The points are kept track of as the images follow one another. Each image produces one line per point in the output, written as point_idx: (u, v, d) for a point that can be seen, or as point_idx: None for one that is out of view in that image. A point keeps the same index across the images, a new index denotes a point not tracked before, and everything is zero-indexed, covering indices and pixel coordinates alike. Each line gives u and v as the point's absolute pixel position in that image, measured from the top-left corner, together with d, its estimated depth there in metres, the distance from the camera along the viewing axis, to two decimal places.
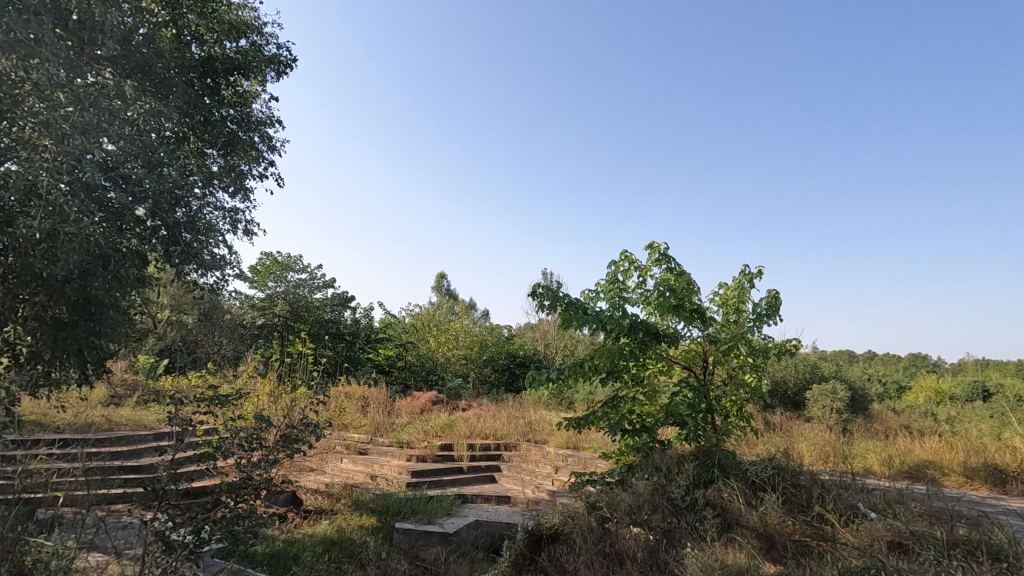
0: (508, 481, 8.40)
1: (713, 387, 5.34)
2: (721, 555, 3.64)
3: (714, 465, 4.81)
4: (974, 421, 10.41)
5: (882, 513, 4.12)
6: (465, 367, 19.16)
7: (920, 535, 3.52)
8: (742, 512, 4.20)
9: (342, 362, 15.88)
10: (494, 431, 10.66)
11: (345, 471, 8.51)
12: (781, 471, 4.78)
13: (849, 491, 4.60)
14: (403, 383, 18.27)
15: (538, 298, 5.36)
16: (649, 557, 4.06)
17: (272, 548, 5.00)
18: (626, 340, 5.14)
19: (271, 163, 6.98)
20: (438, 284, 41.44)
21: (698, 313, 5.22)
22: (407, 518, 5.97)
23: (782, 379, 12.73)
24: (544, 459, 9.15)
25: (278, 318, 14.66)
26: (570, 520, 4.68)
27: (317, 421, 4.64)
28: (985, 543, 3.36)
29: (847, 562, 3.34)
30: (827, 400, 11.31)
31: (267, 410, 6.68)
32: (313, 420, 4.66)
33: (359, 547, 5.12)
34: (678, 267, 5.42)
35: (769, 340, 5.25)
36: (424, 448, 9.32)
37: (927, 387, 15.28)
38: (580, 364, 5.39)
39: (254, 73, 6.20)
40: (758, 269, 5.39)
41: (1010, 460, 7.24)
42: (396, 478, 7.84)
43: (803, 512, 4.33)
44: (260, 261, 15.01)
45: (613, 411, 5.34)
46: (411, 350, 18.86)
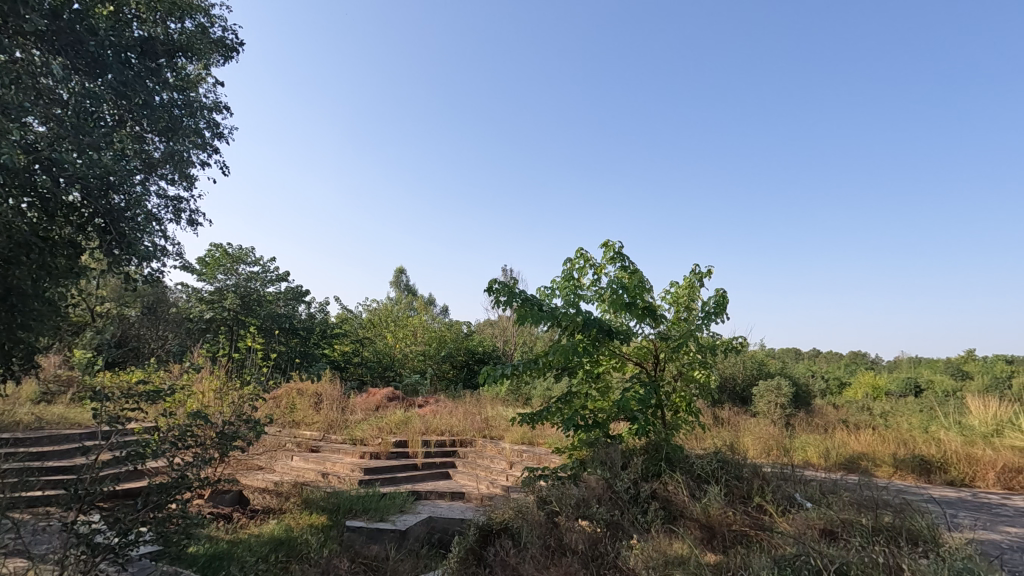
0: (463, 477, 8.39)
1: (663, 383, 5.48)
2: (663, 546, 3.74)
3: (661, 459, 4.94)
4: (905, 414, 11.09)
5: (816, 503, 4.33)
6: (423, 363, 19.07)
7: (849, 522, 3.72)
8: (686, 504, 4.34)
9: (296, 357, 15.48)
10: (451, 427, 10.62)
11: (295, 469, 8.32)
12: (725, 464, 4.95)
13: (788, 483, 4.82)
14: (360, 380, 17.97)
15: (493, 293, 5.37)
16: (590, 549, 4.07)
17: (213, 549, 4.83)
18: (579, 337, 5.20)
19: (217, 150, 6.73)
20: (397, 279, 40.90)
21: (649, 311, 5.33)
22: (358, 515, 5.89)
23: (731, 376, 13.19)
24: (499, 454, 9.20)
25: (229, 312, 14.09)
26: (520, 514, 4.69)
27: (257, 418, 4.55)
28: (906, 528, 3.59)
29: (781, 550, 3.48)
30: (772, 396, 11.80)
31: (213, 407, 6.46)
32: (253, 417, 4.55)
33: (305, 546, 5.02)
34: (632, 266, 5.52)
35: (716, 337, 5.44)
36: (378, 446, 9.20)
37: (865, 383, 16.10)
38: (535, 360, 5.42)
39: (199, 56, 5.93)
40: (708, 269, 5.57)
41: (934, 452, 7.74)
42: (348, 476, 7.70)
43: (743, 503, 4.50)
44: (209, 252, 14.49)
45: (567, 407, 5.42)
46: (368, 346, 18.56)
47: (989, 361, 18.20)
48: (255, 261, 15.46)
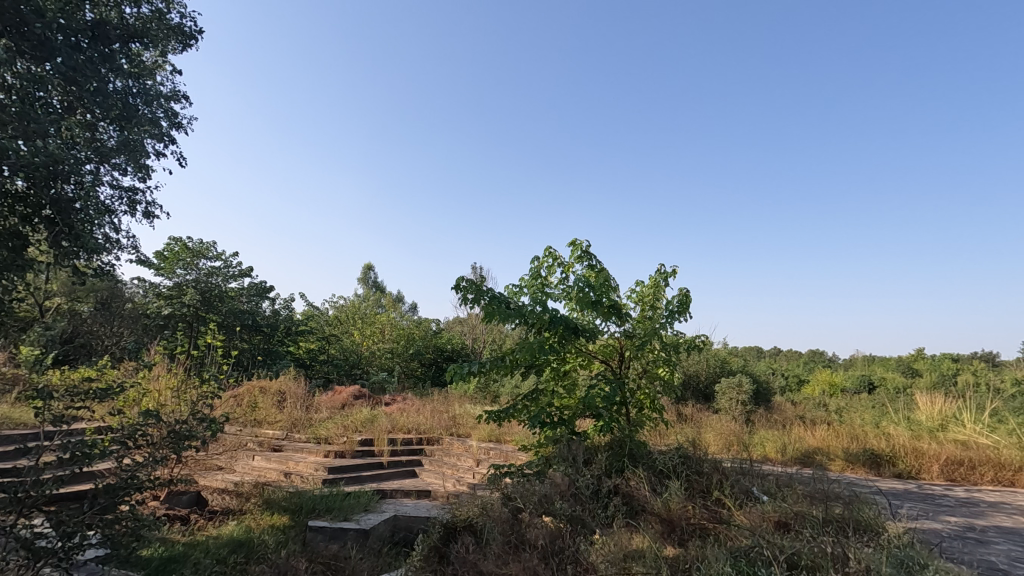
0: (429, 475, 8.36)
1: (628, 380, 5.56)
2: (625, 541, 3.79)
3: (625, 455, 5.03)
4: (858, 410, 11.57)
5: (772, 496, 4.48)
6: (391, 361, 18.91)
7: (801, 514, 3.85)
8: (647, 499, 4.43)
9: (259, 355, 15.09)
10: (418, 425, 10.55)
11: (256, 469, 8.13)
12: (686, 460, 5.06)
13: (746, 477, 4.97)
14: (326, 377, 17.30)
15: (461, 291, 5.36)
16: (550, 544, 4.08)
17: (169, 552, 4.70)
18: (546, 335, 5.23)
19: (172, 140, 6.55)
20: (364, 275, 40.31)
21: (615, 310, 5.40)
22: (321, 515, 5.79)
23: (695, 373, 13.51)
24: (466, 452, 9.19)
25: (188, 308, 13.63)
26: (484, 512, 4.68)
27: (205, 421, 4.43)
28: (854, 519, 3.74)
29: (737, 541, 3.57)
30: (733, 393, 12.12)
31: (170, 405, 6.26)
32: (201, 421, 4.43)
33: (264, 547, 4.90)
34: (599, 265, 5.58)
35: (680, 335, 5.55)
36: (343, 444, 9.06)
37: (822, 380, 16.68)
38: (502, 358, 5.43)
39: (155, 42, 5.73)
40: (673, 269, 5.67)
41: (884, 446, 8.10)
42: (312, 475, 7.57)
43: (703, 497, 4.61)
44: (168, 246, 14.02)
45: (533, 404, 5.46)
46: (335, 343, 18.20)
47: (936, 359, 19.11)
48: (216, 256, 15.04)
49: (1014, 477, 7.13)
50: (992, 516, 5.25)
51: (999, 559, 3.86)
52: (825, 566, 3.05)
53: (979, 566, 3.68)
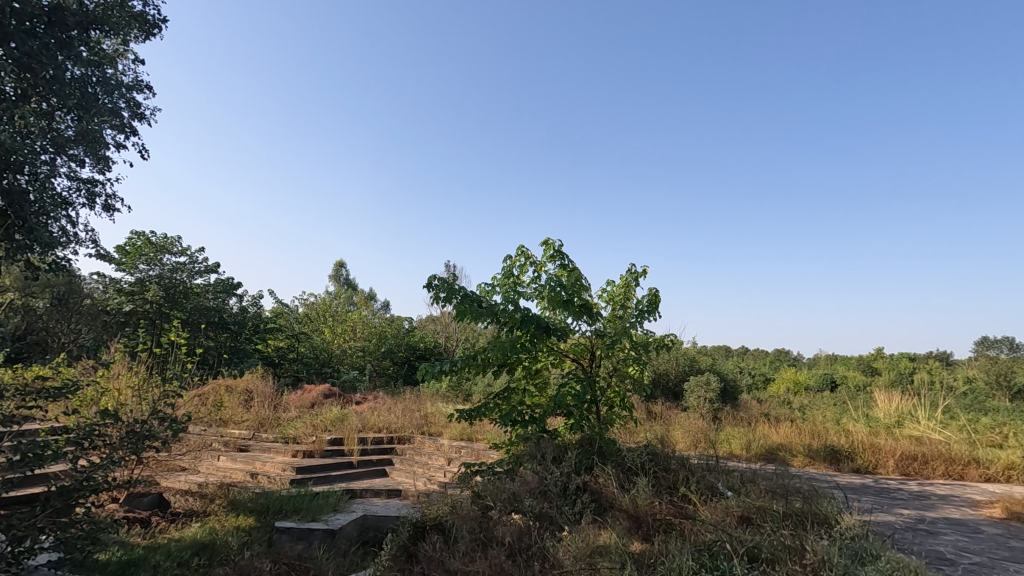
0: (400, 474, 8.30)
1: (599, 379, 5.62)
2: (592, 538, 3.83)
3: (594, 452, 5.08)
4: (820, 408, 11.95)
5: (735, 492, 4.60)
6: (362, 359, 18.75)
7: (763, 508, 3.96)
8: (615, 496, 4.50)
9: (225, 353, 14.72)
10: (389, 424, 10.47)
11: (221, 470, 7.95)
12: (654, 456, 5.15)
13: (712, 473, 5.08)
14: (295, 376, 16.98)
15: (433, 290, 5.33)
16: (517, 541, 4.09)
17: (128, 555, 4.56)
18: (517, 333, 5.25)
19: (133, 131, 6.35)
20: (336, 272, 39.71)
21: (586, 309, 5.45)
22: (288, 516, 5.70)
23: (664, 372, 13.74)
24: (437, 451, 9.16)
25: (151, 304, 13.24)
26: (453, 510, 4.68)
27: (164, 422, 4.33)
28: (812, 512, 3.87)
29: (702, 536, 3.65)
30: (701, 391, 12.35)
31: (130, 404, 6.07)
32: (160, 422, 4.33)
33: (228, 549, 4.80)
34: (571, 264, 5.62)
35: (649, 334, 5.63)
36: (311, 443, 8.92)
37: (787, 379, 17.13)
38: (473, 357, 5.43)
39: (115, 29, 5.55)
40: (643, 269, 5.75)
41: (843, 442, 8.39)
42: (279, 475, 7.44)
43: (670, 493, 4.70)
44: (129, 241, 13.58)
45: (504, 403, 5.48)
46: (304, 341, 17.88)
47: (894, 358, 19.85)
48: (181, 251, 14.65)
49: (963, 471, 7.58)
50: (942, 508, 5.50)
51: (947, 549, 4.05)
52: (784, 558, 3.15)
53: (928, 556, 3.85)
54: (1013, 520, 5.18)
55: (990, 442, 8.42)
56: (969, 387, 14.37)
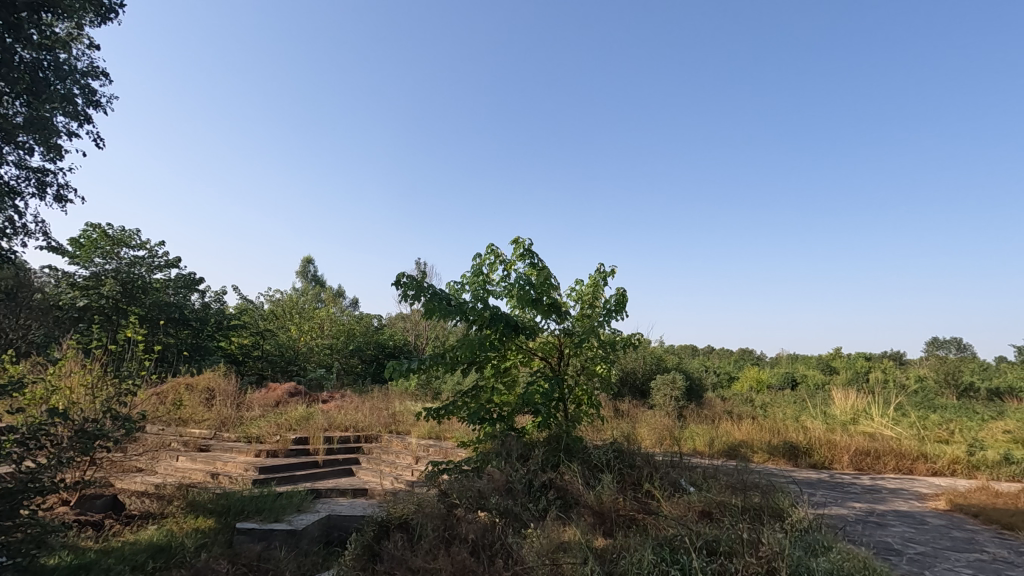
0: (367, 473, 8.21)
1: (567, 377, 5.66)
2: (556, 534, 3.87)
3: (561, 450, 5.12)
4: (781, 405, 12.33)
5: (698, 487, 4.71)
6: (329, 357, 18.49)
7: (722, 503, 4.07)
8: (580, 492, 4.55)
9: (186, 350, 14.27)
10: (356, 423, 10.35)
11: (180, 470, 7.73)
12: (620, 453, 5.23)
13: (675, 469, 5.20)
14: (259, 374, 16.58)
15: (401, 287, 5.28)
16: (481, 538, 4.10)
17: (80, 559, 4.40)
18: (486, 331, 5.25)
19: (85, 116, 6.14)
20: (303, 268, 38.91)
21: (555, 308, 5.49)
22: (250, 517, 5.57)
23: (632, 370, 13.95)
24: (405, 450, 9.09)
25: (107, 299, 12.77)
26: (418, 508, 4.65)
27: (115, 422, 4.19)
28: (769, 506, 4.01)
29: (664, 530, 3.73)
30: (667, 389, 12.59)
31: (82, 403, 5.85)
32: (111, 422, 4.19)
33: (186, 551, 4.67)
34: (541, 264, 5.65)
35: (617, 333, 5.69)
36: (275, 443, 8.73)
37: (751, 377, 17.58)
38: (442, 355, 5.41)
39: (69, 13, 5.34)
40: (612, 269, 5.82)
41: (801, 438, 8.68)
42: (242, 475, 7.27)
43: (634, 489, 4.79)
44: (84, 233, 13.05)
45: (472, 401, 5.48)
46: (270, 338, 17.47)
47: (851, 357, 20.59)
48: (140, 244, 14.16)
49: (912, 465, 7.93)
50: (891, 501, 5.75)
51: (894, 540, 4.24)
52: (741, 551, 3.24)
53: (877, 546, 4.02)
54: (956, 511, 5.46)
55: (937, 437, 8.83)
56: (919, 386, 15.05)
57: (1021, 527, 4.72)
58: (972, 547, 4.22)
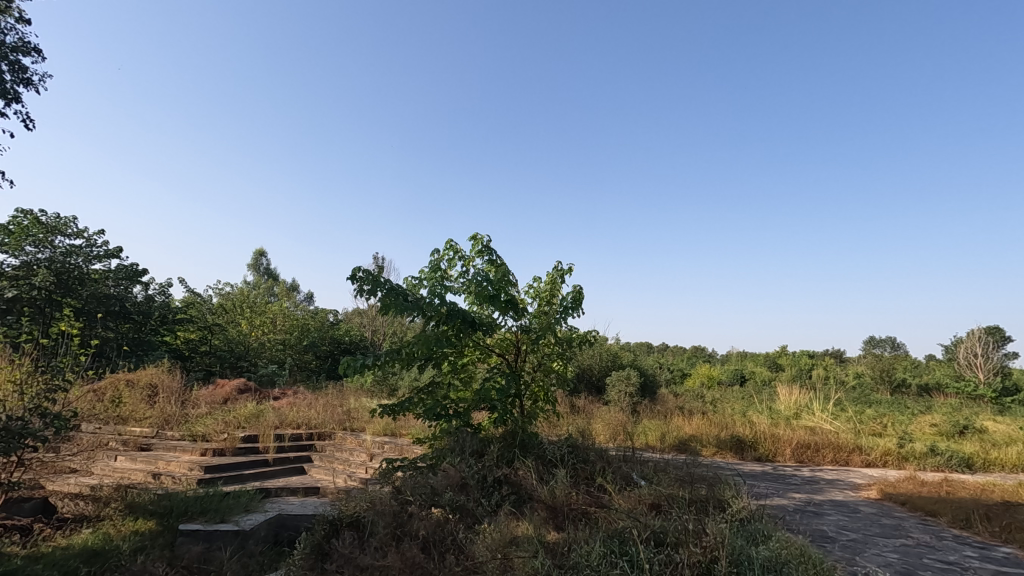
0: (319, 471, 8.03)
1: (524, 373, 5.68)
2: (509, 529, 3.89)
3: (516, 445, 5.14)
4: (729, 401, 12.80)
5: (648, 480, 4.84)
6: (282, 353, 18.08)
7: (671, 496, 4.19)
8: (534, 487, 4.61)
9: (127, 345, 13.54)
10: (309, 420, 10.09)
11: (119, 471, 7.38)
12: (574, 449, 5.31)
13: (627, 463, 5.32)
14: (207, 370, 15.93)
15: (356, 282, 5.18)
16: (433, 534, 4.08)
17: (5, 566, 4.13)
18: (443, 327, 5.22)
19: (13, 94, 5.79)
20: (256, 261, 37.66)
21: (512, 304, 5.50)
22: (194, 518, 5.37)
23: (589, 366, 14.17)
24: (359, 447, 8.95)
25: (39, 290, 11.90)
26: (370, 506, 4.59)
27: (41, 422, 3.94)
28: (713, 498, 4.16)
29: (614, 523, 3.80)
30: (622, 385, 12.88)
31: (8, 399, 5.51)
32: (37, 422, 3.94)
33: (123, 556, 4.46)
34: (499, 260, 5.66)
35: (573, 330, 5.75)
36: (222, 441, 8.42)
37: (702, 373, 18.20)
38: (398, 351, 5.34)
39: None
40: (569, 266, 5.88)
41: (748, 432, 9.04)
42: (186, 475, 6.98)
43: (587, 484, 4.87)
44: (13, 219, 12.21)
45: (428, 398, 5.43)
46: (218, 333, 16.77)
47: (796, 355, 21.59)
48: (77, 233, 13.38)
49: (848, 457, 8.38)
50: (828, 491, 6.07)
51: (829, 528, 4.47)
52: (686, 541, 3.34)
53: (813, 534, 4.23)
54: (885, 500, 5.80)
55: (872, 431, 9.36)
56: (857, 383, 15.91)
57: (942, 513, 5.08)
58: (898, 533, 4.50)
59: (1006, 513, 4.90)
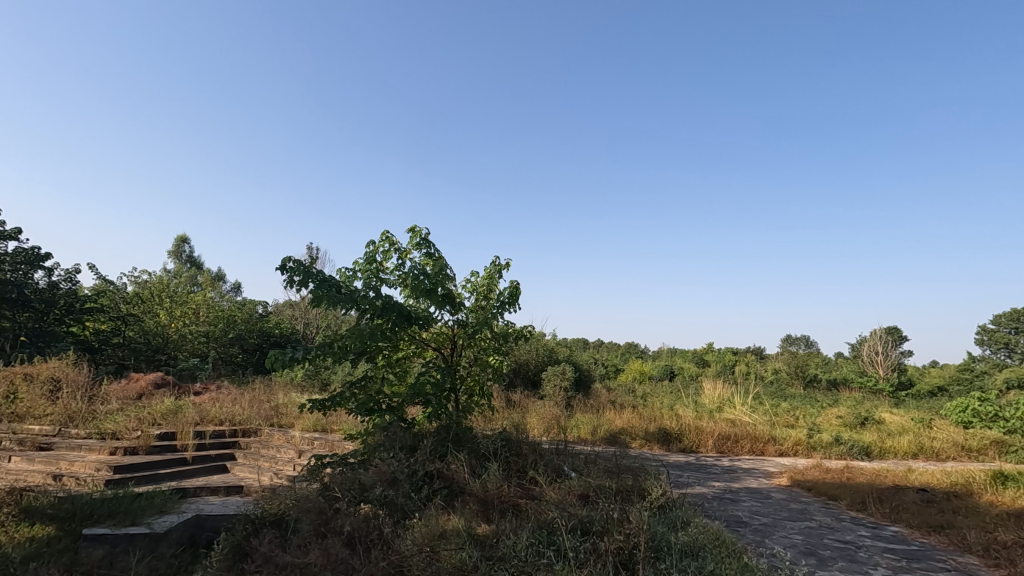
0: (243, 469, 7.68)
1: (459, 368, 5.67)
2: (440, 523, 3.87)
3: (449, 440, 5.12)
4: (658, 395, 13.35)
5: (578, 472, 4.98)
6: (205, 346, 17.19)
7: (599, 486, 4.32)
8: (466, 481, 4.62)
9: (25, 336, 12.36)
10: (232, 416, 9.59)
11: (13, 473, 6.73)
12: (507, 442, 5.37)
13: (558, 456, 5.44)
14: (119, 363, 14.77)
15: (287, 273, 4.97)
16: (361, 531, 4.00)
17: None
18: (378, 321, 5.09)
19: None
20: (177, 248, 35.33)
21: (449, 299, 5.45)
22: (100, 521, 4.99)
23: (526, 361, 14.34)
24: (288, 443, 8.64)
25: None
26: (296, 504, 4.44)
27: None
28: (638, 488, 4.33)
29: (544, 514, 3.87)
30: (557, 379, 13.12)
31: None
32: None
33: (12, 566, 4.06)
34: (437, 253, 5.62)
35: (510, 325, 5.78)
36: (135, 439, 7.87)
37: (634, 368, 18.87)
38: (330, 344, 5.17)
39: None
40: (507, 262, 5.90)
41: (674, 424, 9.45)
42: (92, 476, 6.48)
43: (519, 476, 4.94)
44: None
45: (361, 392, 5.30)
46: (132, 324, 15.56)
47: (721, 351, 22.80)
48: None
49: (763, 447, 8.98)
50: (744, 479, 6.46)
51: (744, 513, 4.76)
52: (611, 530, 3.46)
53: (728, 519, 4.50)
54: (794, 486, 6.25)
55: (785, 422, 10.05)
56: (774, 377, 17.01)
57: (842, 497, 5.54)
58: (804, 516, 4.87)
59: (895, 495, 5.42)
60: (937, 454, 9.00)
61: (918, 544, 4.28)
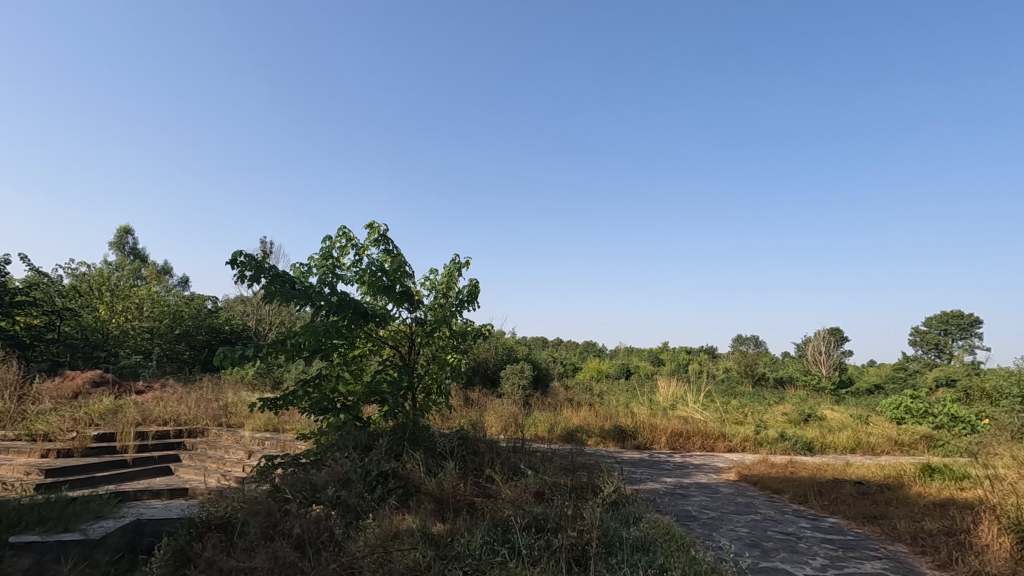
0: (188, 471, 7.39)
1: (417, 366, 5.63)
2: (394, 522, 3.82)
3: (405, 439, 5.07)
4: (614, 393, 13.60)
5: (533, 470, 5.02)
6: (148, 342, 16.50)
7: (554, 483, 4.36)
8: (422, 480, 4.59)
9: None
10: (178, 415, 9.19)
11: None
12: (464, 441, 5.36)
13: (515, 454, 5.47)
14: (54, 361, 13.75)
15: (237, 267, 4.79)
16: (311, 532, 3.91)
17: None
18: (334, 318, 4.98)
19: None
20: (120, 239, 33.55)
21: (407, 296, 5.39)
22: (29, 528, 4.68)
23: (485, 359, 14.32)
24: (237, 443, 8.36)
25: None
26: (243, 507, 4.30)
27: None
28: (592, 485, 4.40)
29: (499, 511, 3.88)
30: (516, 378, 13.15)
31: None
32: None
33: None
34: (395, 250, 5.55)
35: (469, 323, 5.75)
36: (69, 440, 7.43)
37: (591, 367, 19.12)
38: (283, 342, 5.02)
39: None
40: (466, 260, 5.89)
41: (629, 422, 9.64)
42: (21, 481, 6.09)
43: (475, 474, 4.94)
44: None
45: (315, 391, 5.18)
46: (68, 319, 14.65)
47: (675, 351, 23.37)
48: None
49: (714, 443, 9.28)
50: (695, 475, 6.66)
51: (693, 507, 4.91)
52: (565, 526, 3.51)
53: (679, 514, 4.63)
54: (742, 481, 6.49)
55: (734, 419, 10.41)
56: (725, 376, 17.58)
57: (785, 490, 5.78)
58: (749, 509, 5.06)
59: (834, 488, 5.69)
60: (872, 448, 9.51)
61: (854, 534, 4.52)
